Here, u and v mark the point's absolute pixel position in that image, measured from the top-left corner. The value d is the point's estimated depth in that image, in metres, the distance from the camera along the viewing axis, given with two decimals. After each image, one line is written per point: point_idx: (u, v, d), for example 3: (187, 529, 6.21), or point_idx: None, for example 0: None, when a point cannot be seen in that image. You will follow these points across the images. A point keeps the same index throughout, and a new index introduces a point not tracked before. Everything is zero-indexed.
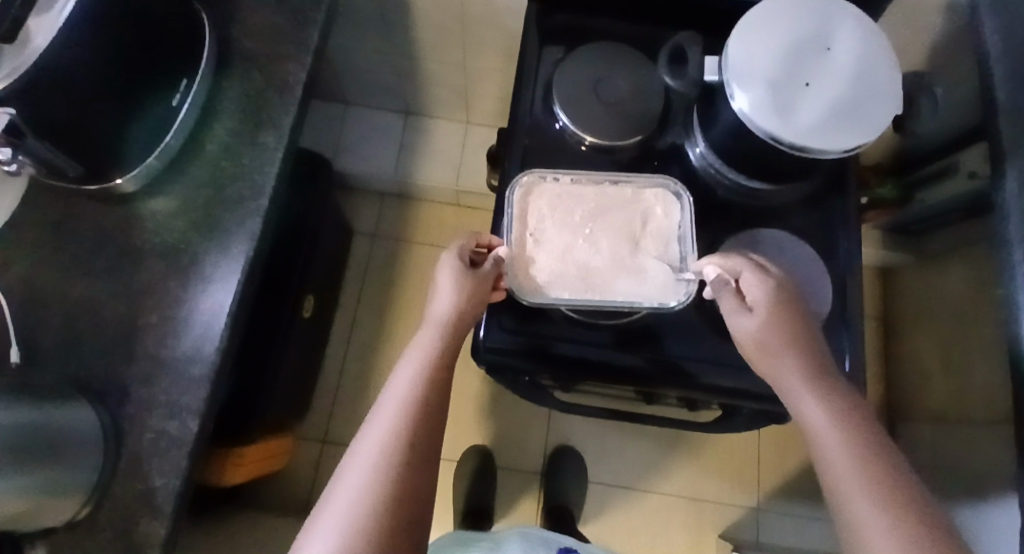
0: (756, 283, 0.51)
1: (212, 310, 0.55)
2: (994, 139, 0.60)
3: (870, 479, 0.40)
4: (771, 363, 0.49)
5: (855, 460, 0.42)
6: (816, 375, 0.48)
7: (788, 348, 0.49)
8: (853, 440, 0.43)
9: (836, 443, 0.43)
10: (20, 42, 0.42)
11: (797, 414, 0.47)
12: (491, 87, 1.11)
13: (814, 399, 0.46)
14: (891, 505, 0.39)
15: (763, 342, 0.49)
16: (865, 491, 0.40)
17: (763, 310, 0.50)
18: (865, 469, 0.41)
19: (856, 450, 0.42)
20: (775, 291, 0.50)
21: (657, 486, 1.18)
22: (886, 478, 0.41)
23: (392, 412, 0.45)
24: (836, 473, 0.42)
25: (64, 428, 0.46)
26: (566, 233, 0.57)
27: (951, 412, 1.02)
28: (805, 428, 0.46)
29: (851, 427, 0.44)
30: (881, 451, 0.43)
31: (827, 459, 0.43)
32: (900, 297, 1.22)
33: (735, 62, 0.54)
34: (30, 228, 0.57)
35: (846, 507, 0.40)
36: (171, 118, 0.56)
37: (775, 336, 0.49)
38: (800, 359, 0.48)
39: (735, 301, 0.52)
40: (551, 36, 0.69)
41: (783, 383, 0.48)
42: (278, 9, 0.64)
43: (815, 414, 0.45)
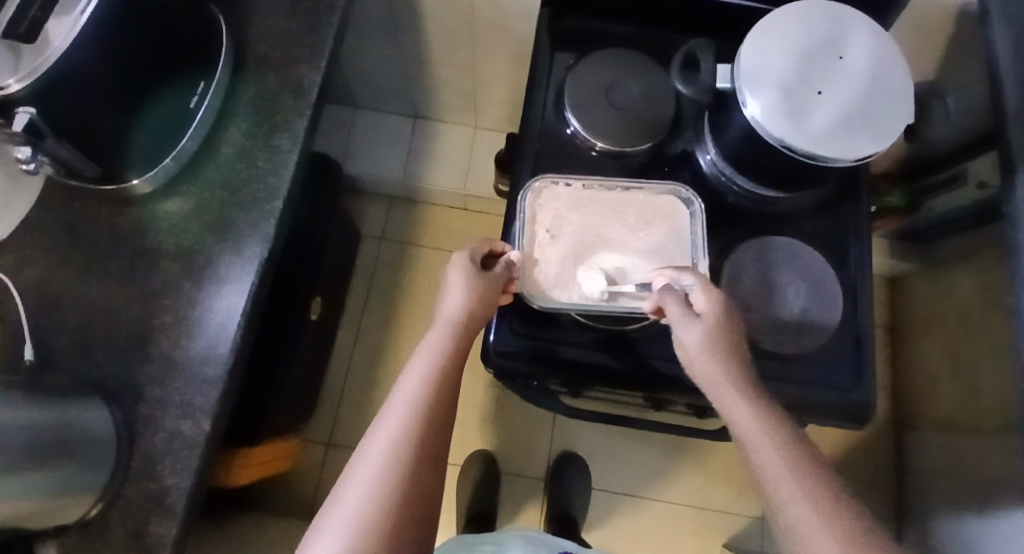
0: (703, 296, 0.50)
1: (226, 311, 0.55)
2: (1005, 147, 0.60)
3: (809, 492, 0.40)
4: (707, 371, 0.48)
5: (794, 473, 0.41)
6: (751, 388, 0.47)
7: (726, 362, 0.47)
8: (791, 454, 0.42)
9: (775, 458, 0.42)
10: (40, 43, 0.43)
11: (729, 421, 0.46)
12: (499, 92, 1.12)
13: (752, 413, 0.45)
14: (832, 517, 0.39)
15: (705, 355, 0.48)
16: (808, 505, 0.39)
17: (709, 321, 0.49)
18: (806, 482, 0.41)
19: (791, 457, 0.42)
20: (721, 305, 0.49)
21: (662, 493, 1.18)
22: (824, 489, 0.40)
23: (403, 411, 0.45)
24: (778, 487, 0.41)
25: (77, 430, 0.46)
26: (576, 236, 0.58)
27: (959, 422, 1.01)
28: (744, 443, 0.44)
29: (787, 437, 0.44)
30: (815, 462, 0.43)
31: (768, 474, 0.42)
32: (907, 305, 1.22)
33: (747, 69, 0.54)
34: (47, 229, 0.57)
35: (788, 522, 0.40)
36: (187, 119, 0.57)
37: (717, 349, 0.48)
38: (738, 373, 0.47)
39: (681, 309, 0.49)
40: (563, 42, 0.70)
41: (723, 397, 0.47)
42: (291, 14, 0.64)
43: (753, 430, 0.44)
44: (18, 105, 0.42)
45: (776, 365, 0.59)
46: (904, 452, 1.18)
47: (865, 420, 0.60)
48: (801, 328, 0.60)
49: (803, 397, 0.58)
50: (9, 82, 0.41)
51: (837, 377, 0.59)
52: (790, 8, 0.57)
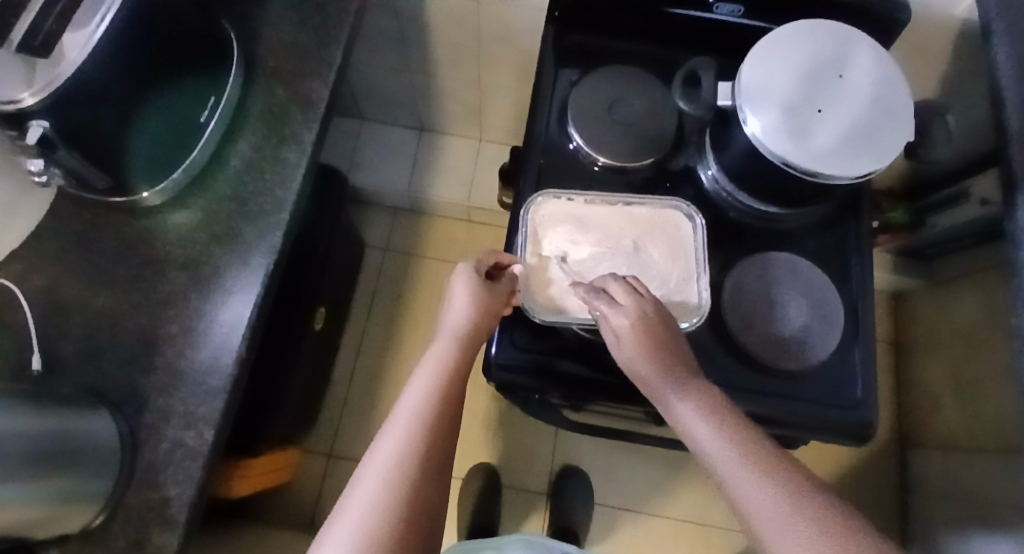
0: (616, 313, 0.50)
1: (230, 321, 0.56)
2: (1006, 165, 0.61)
3: (755, 472, 0.41)
4: (644, 384, 0.50)
5: (737, 453, 0.43)
6: (685, 378, 0.48)
7: (655, 362, 0.48)
8: (731, 435, 0.44)
9: (717, 441, 0.44)
10: (54, 58, 0.44)
11: (677, 426, 0.48)
12: (504, 105, 1.13)
13: (689, 405, 0.47)
14: (779, 487, 0.40)
15: (637, 363, 0.49)
16: (751, 477, 0.41)
17: (628, 334, 0.49)
18: (749, 459, 0.42)
19: (737, 448, 0.43)
20: (633, 316, 0.50)
21: (664, 509, 1.17)
22: (766, 461, 0.42)
23: (408, 422, 0.45)
24: (723, 468, 0.43)
25: (82, 438, 0.47)
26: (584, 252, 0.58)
27: (963, 440, 1.01)
28: (689, 436, 0.46)
29: (730, 428, 0.45)
30: (755, 438, 0.44)
31: (714, 460, 0.44)
32: (912, 321, 1.21)
33: (749, 87, 0.55)
34: (56, 238, 0.58)
35: (736, 496, 0.41)
36: (197, 134, 0.57)
37: (646, 354, 0.49)
38: (670, 370, 0.48)
39: (607, 328, 0.51)
40: (567, 58, 0.71)
41: (661, 396, 0.48)
42: (302, 29, 0.66)
43: (693, 421, 0.46)
44: (31, 119, 0.43)
45: (777, 381, 0.59)
46: (908, 470, 1.17)
47: (866, 437, 0.60)
48: (794, 349, 0.59)
49: (805, 414, 0.58)
50: (24, 97, 0.42)
51: (838, 394, 0.59)
52: (793, 27, 0.58)
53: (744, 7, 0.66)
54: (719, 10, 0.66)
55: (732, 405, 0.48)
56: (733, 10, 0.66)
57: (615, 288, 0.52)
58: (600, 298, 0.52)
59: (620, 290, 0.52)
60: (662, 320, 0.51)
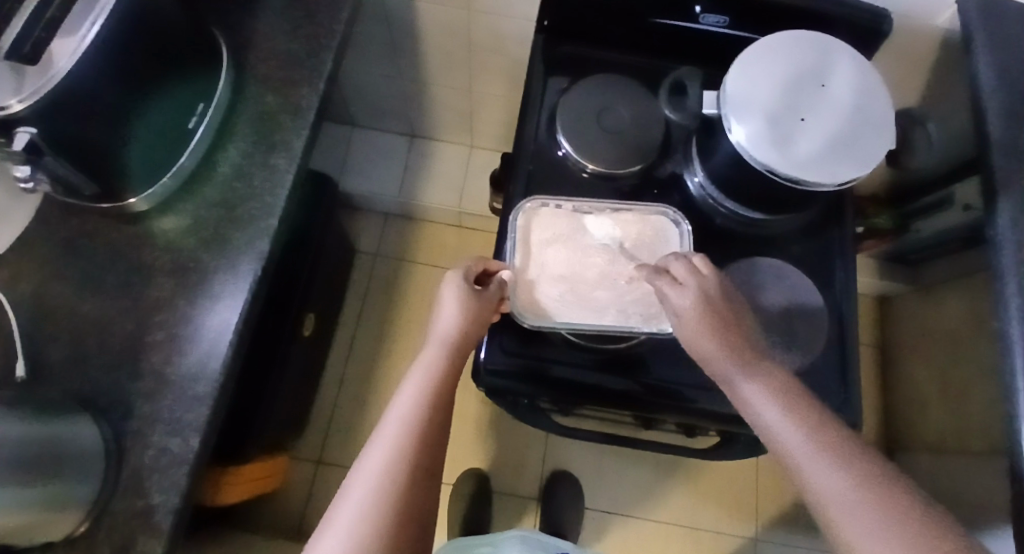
0: (680, 292, 0.49)
1: (217, 328, 0.55)
2: (986, 173, 0.62)
3: (830, 459, 0.41)
4: (707, 364, 0.49)
5: (809, 438, 0.42)
6: (751, 359, 0.47)
7: (719, 342, 0.47)
8: (803, 420, 0.44)
9: (787, 425, 0.43)
10: (43, 64, 0.43)
11: (742, 407, 0.47)
12: (494, 112, 1.14)
13: (756, 387, 0.46)
14: (853, 474, 0.40)
15: (699, 343, 0.48)
16: (824, 464, 0.41)
17: (691, 313, 0.48)
18: (819, 445, 0.42)
19: (811, 435, 0.43)
20: (697, 299, 0.49)
21: (655, 513, 1.18)
22: (838, 446, 0.42)
23: (396, 431, 0.45)
24: (794, 453, 0.42)
25: (67, 444, 0.46)
26: (578, 258, 0.59)
27: (948, 443, 1.02)
28: (754, 415, 0.46)
29: (801, 412, 0.44)
30: (827, 424, 0.44)
31: (783, 444, 0.43)
32: (898, 326, 1.23)
33: (733, 96, 0.56)
34: (43, 243, 0.58)
35: (805, 478, 0.41)
36: (186, 139, 0.58)
37: (708, 335, 0.48)
38: (734, 351, 0.47)
39: (669, 306, 0.50)
40: (556, 67, 0.71)
41: (725, 375, 0.48)
42: (293, 37, 0.66)
43: (760, 404, 0.45)
44: (19, 124, 0.43)
45: None
46: None
47: None
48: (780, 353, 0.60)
49: None
50: (12, 102, 0.41)
51: (824, 398, 0.60)
52: (775, 38, 0.59)
53: (729, 18, 0.67)
54: (705, 21, 0.67)
55: (801, 388, 0.47)
56: (719, 21, 0.67)
57: (676, 266, 0.51)
58: (662, 280, 0.51)
59: (682, 269, 0.51)
60: (728, 301, 0.50)
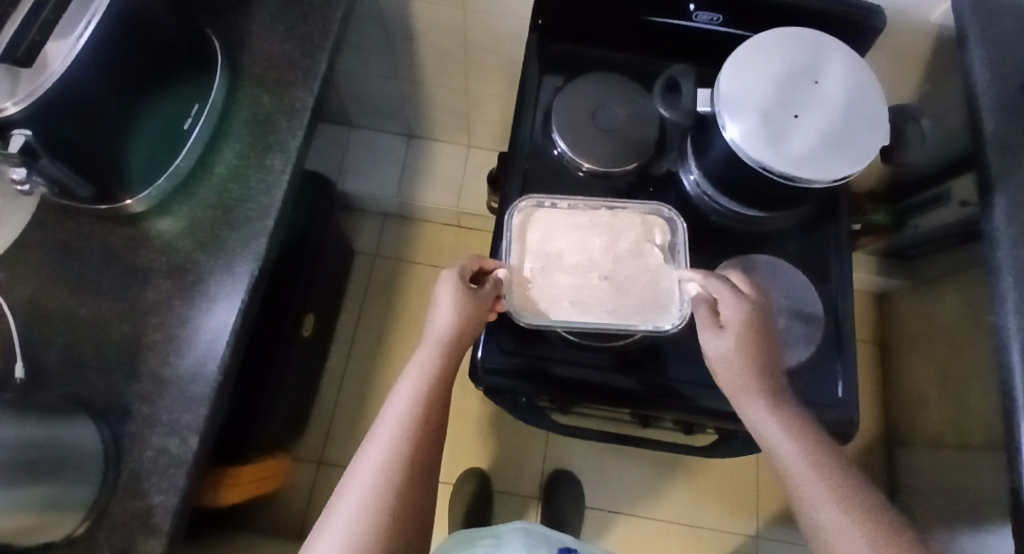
0: (731, 306, 0.52)
1: (214, 329, 0.56)
2: (981, 168, 0.62)
3: (835, 491, 0.43)
4: (728, 381, 0.51)
5: (822, 478, 0.44)
6: (774, 392, 0.49)
7: (750, 362, 0.50)
8: (813, 451, 0.45)
9: (801, 462, 0.45)
10: (38, 66, 0.43)
11: (754, 430, 0.49)
12: (491, 112, 1.14)
13: (775, 419, 0.47)
14: (859, 516, 0.42)
15: (732, 364, 0.50)
16: (833, 502, 0.43)
17: (736, 330, 0.51)
18: (831, 483, 0.44)
19: (819, 467, 0.44)
20: (748, 313, 0.51)
21: (655, 511, 1.18)
22: (843, 480, 0.44)
23: (393, 430, 0.45)
24: (801, 484, 0.44)
25: (65, 446, 0.47)
26: (557, 251, 0.59)
27: (948, 438, 1.02)
28: (769, 447, 0.47)
29: (812, 444, 0.46)
30: (836, 458, 0.46)
31: (796, 478, 0.45)
32: (896, 322, 1.23)
33: (727, 94, 0.56)
34: (40, 247, 0.58)
35: (808, 505, 0.43)
36: (181, 140, 0.58)
37: (745, 357, 0.50)
38: (762, 380, 0.49)
39: (712, 322, 0.52)
40: (551, 66, 0.72)
41: (747, 405, 0.49)
42: (288, 38, 0.66)
43: (774, 432, 0.47)
44: (14, 127, 0.43)
45: None
46: (895, 469, 1.18)
47: (849, 436, 0.61)
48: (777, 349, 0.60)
49: None
50: (6, 105, 0.41)
51: (820, 394, 0.60)
52: (768, 36, 0.59)
53: (723, 16, 0.67)
54: (699, 19, 0.67)
55: (813, 423, 0.49)
56: (712, 19, 0.67)
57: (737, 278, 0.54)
58: (721, 284, 0.53)
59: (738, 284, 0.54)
60: (767, 324, 0.52)
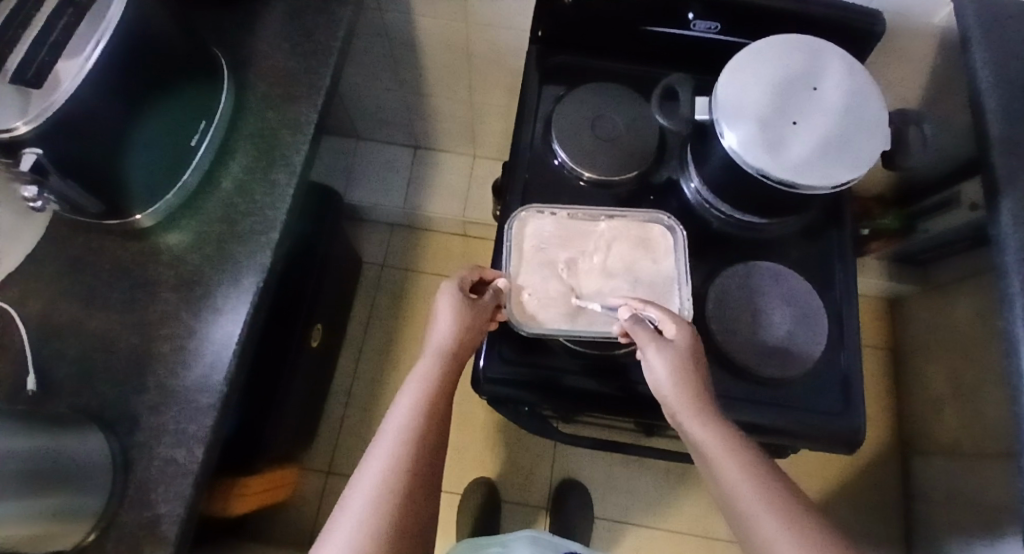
0: (673, 327, 0.52)
1: (221, 340, 0.57)
2: (987, 171, 0.62)
3: (782, 511, 0.43)
4: (670, 402, 0.49)
5: (765, 496, 0.44)
6: (712, 409, 0.49)
7: (692, 382, 0.49)
8: (757, 473, 0.45)
9: (743, 480, 0.45)
10: (49, 87, 0.45)
11: (697, 452, 0.48)
12: (497, 123, 1.15)
13: (716, 438, 0.47)
14: (802, 531, 0.41)
15: (675, 384, 0.49)
16: (775, 518, 0.42)
17: (681, 350, 0.50)
18: (773, 499, 0.43)
19: (765, 489, 0.44)
20: (689, 333, 0.52)
21: (664, 520, 1.17)
22: (787, 501, 0.43)
23: (395, 440, 0.46)
24: (749, 508, 0.43)
25: (74, 457, 0.48)
26: (544, 255, 0.60)
27: (962, 445, 1.00)
28: (711, 466, 0.46)
29: (754, 464, 0.46)
30: (777, 479, 0.45)
31: (743, 498, 0.44)
32: (908, 327, 1.21)
33: (725, 101, 0.56)
34: (52, 261, 0.59)
35: (758, 529, 0.42)
36: (189, 156, 0.59)
37: (687, 376, 0.49)
38: (703, 398, 0.49)
39: (655, 339, 0.51)
40: (551, 77, 0.72)
41: (688, 425, 0.48)
42: (292, 54, 0.67)
43: (715, 452, 0.46)
44: (25, 146, 0.44)
45: (766, 388, 0.59)
46: (910, 477, 1.16)
47: (856, 443, 0.60)
48: (780, 358, 0.60)
49: (791, 421, 0.59)
50: (17, 125, 0.43)
51: (825, 401, 0.60)
52: (767, 43, 0.59)
53: (721, 24, 0.67)
54: (697, 28, 0.68)
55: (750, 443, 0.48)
56: (710, 28, 0.67)
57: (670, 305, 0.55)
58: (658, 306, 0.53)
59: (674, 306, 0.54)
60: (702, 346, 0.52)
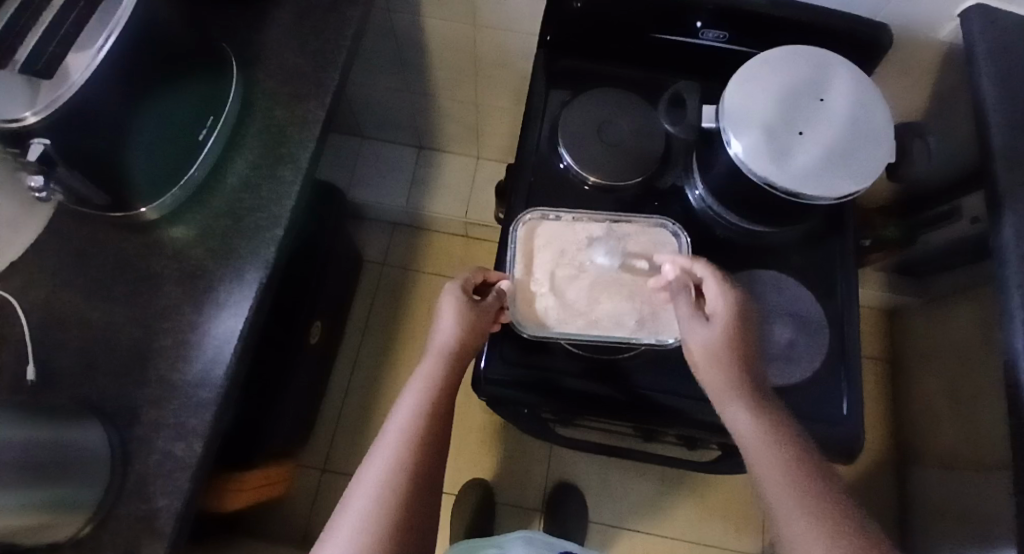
0: (717, 298, 0.52)
1: (223, 335, 0.56)
2: (990, 185, 0.62)
3: (805, 504, 0.43)
4: (711, 377, 0.50)
5: (786, 477, 0.44)
6: (752, 389, 0.49)
7: (732, 358, 0.49)
8: (787, 459, 0.45)
9: (771, 462, 0.45)
10: (59, 78, 0.45)
11: (732, 429, 0.49)
12: (501, 125, 1.15)
13: (750, 420, 0.47)
14: (823, 525, 0.42)
15: (711, 357, 0.50)
16: (797, 507, 0.43)
17: (720, 323, 0.50)
18: (800, 486, 0.44)
19: (793, 479, 0.44)
20: (734, 305, 0.51)
21: (658, 526, 1.17)
22: (816, 493, 0.43)
23: (396, 441, 0.46)
24: (772, 494, 0.44)
25: (73, 449, 0.48)
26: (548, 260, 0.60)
27: (959, 458, 1.01)
28: (743, 446, 0.47)
29: (788, 450, 0.46)
30: (812, 469, 0.45)
31: (767, 484, 0.45)
32: (906, 338, 1.21)
33: (732, 110, 0.56)
34: (55, 253, 0.59)
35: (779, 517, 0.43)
36: (196, 150, 0.59)
37: (727, 351, 0.49)
38: (743, 377, 0.49)
39: (695, 315, 0.53)
40: (558, 81, 0.72)
41: (724, 404, 0.49)
42: (301, 52, 0.68)
43: (749, 433, 0.47)
44: (33, 136, 0.44)
45: None
46: (905, 490, 1.16)
47: (854, 453, 0.60)
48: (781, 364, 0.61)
49: None
50: (26, 114, 0.43)
51: (824, 410, 0.60)
52: (774, 53, 0.59)
53: (729, 33, 0.67)
54: (704, 36, 0.68)
55: (793, 428, 0.48)
56: (720, 36, 0.68)
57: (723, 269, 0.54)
58: (706, 270, 0.53)
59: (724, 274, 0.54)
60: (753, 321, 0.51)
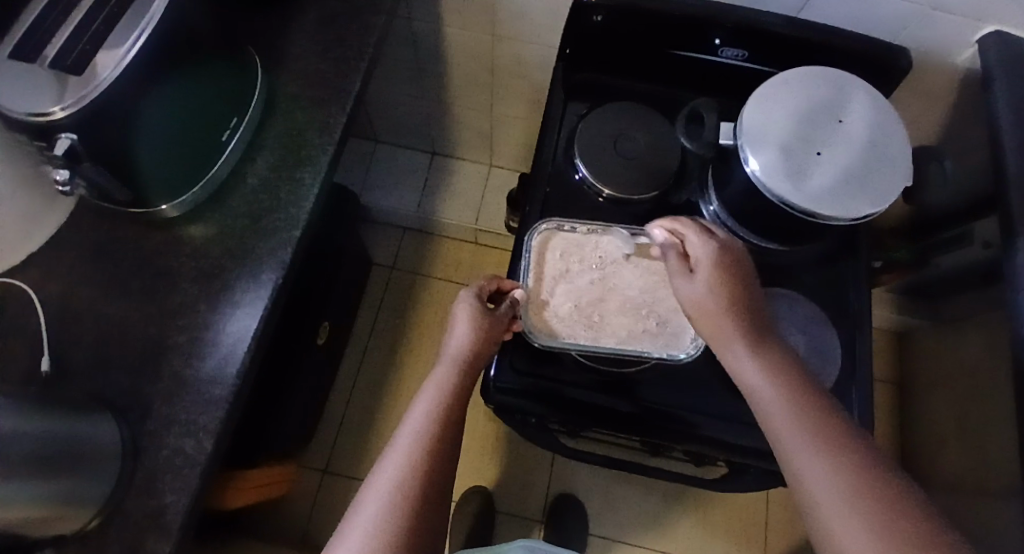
0: (701, 249, 0.52)
1: (237, 335, 0.57)
2: (1004, 211, 0.61)
3: (814, 439, 0.41)
4: (710, 327, 0.49)
5: (792, 415, 0.42)
6: (754, 335, 0.48)
7: (728, 304, 0.49)
8: (792, 398, 0.44)
9: (776, 402, 0.44)
10: (88, 75, 0.46)
11: (736, 378, 0.48)
12: (515, 134, 1.16)
13: (753, 364, 0.46)
14: (833, 459, 0.40)
15: (709, 307, 0.49)
16: (804, 442, 0.41)
17: (705, 272, 0.50)
18: (807, 422, 0.42)
19: (799, 415, 0.42)
20: (717, 252, 0.51)
21: (658, 542, 1.16)
22: (825, 428, 0.41)
23: (409, 446, 0.46)
24: (780, 435, 0.42)
25: (85, 441, 0.48)
26: (561, 271, 0.60)
27: (965, 484, 0.99)
28: (749, 394, 0.46)
29: (795, 391, 0.44)
30: (823, 408, 0.43)
31: (774, 426, 0.43)
32: (915, 361, 1.21)
33: (749, 128, 0.57)
34: (75, 247, 0.60)
35: (787, 455, 0.41)
36: (219, 151, 0.61)
37: (721, 298, 0.49)
38: (742, 322, 0.48)
39: (682, 269, 0.52)
40: (576, 94, 0.73)
41: (728, 353, 0.48)
42: (323, 57, 0.68)
43: (753, 377, 0.46)
44: (61, 131, 0.45)
45: None
46: None
47: None
48: None
49: None
50: (55, 110, 0.44)
51: None
52: (793, 74, 0.60)
53: (747, 52, 0.68)
54: (723, 54, 0.69)
55: (801, 372, 0.46)
56: (737, 55, 0.69)
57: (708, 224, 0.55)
58: (687, 226, 0.54)
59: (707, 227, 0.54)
60: (745, 270, 0.51)
